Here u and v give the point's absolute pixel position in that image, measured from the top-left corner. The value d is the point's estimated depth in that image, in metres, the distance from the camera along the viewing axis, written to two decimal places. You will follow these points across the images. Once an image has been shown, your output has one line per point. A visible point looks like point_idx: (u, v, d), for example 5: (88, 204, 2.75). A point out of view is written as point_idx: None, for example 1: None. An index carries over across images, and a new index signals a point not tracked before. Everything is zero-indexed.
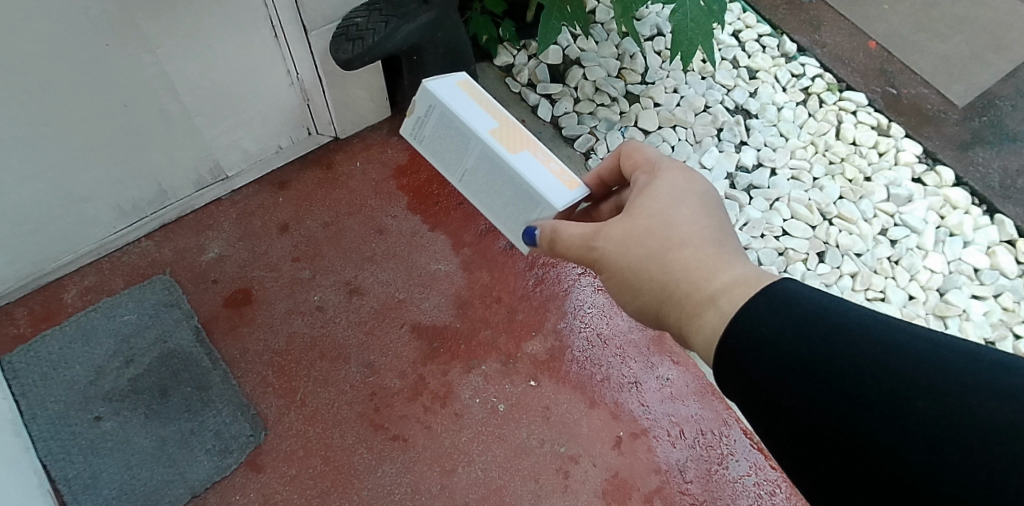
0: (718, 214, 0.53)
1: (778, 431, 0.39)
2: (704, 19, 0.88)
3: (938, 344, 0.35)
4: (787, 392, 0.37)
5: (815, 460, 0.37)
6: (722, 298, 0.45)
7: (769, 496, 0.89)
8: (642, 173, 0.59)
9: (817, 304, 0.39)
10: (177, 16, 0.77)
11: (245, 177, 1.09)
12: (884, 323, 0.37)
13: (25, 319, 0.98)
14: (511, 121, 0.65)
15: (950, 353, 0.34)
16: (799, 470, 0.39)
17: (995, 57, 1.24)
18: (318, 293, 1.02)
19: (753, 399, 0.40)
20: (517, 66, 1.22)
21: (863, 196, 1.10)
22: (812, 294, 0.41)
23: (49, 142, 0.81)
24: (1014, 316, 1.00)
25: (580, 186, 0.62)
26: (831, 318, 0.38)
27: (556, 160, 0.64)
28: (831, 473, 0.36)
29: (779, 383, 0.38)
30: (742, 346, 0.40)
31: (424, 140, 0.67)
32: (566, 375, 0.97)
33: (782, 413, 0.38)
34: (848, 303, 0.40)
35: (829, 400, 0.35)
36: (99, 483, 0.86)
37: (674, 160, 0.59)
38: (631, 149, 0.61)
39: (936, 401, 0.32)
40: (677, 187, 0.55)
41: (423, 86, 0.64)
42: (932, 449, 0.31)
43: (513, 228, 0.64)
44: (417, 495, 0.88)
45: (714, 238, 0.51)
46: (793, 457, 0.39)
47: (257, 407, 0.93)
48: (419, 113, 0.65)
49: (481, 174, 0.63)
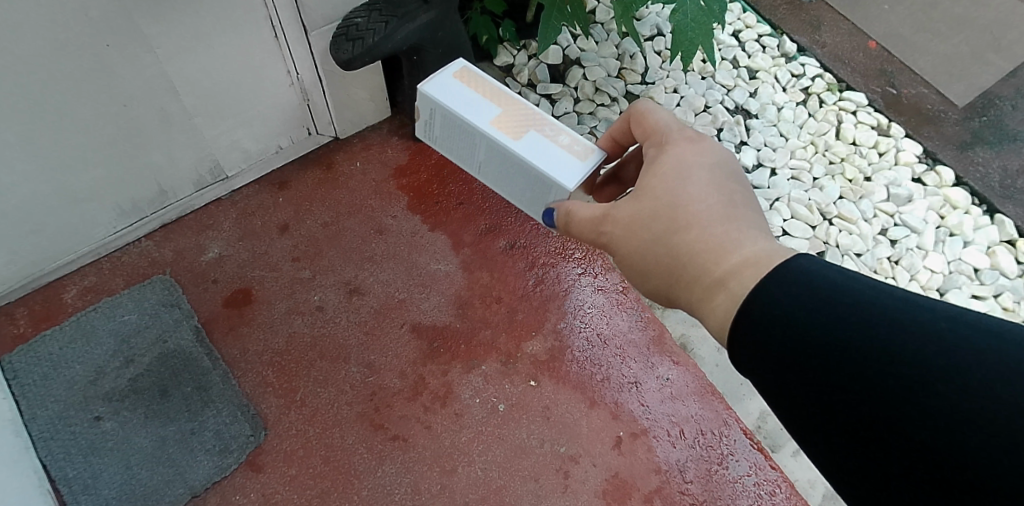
0: (730, 186, 0.53)
1: (794, 410, 0.40)
2: (704, 19, 0.88)
3: (958, 320, 0.35)
4: (801, 373, 0.38)
5: (836, 440, 0.37)
6: (731, 281, 0.45)
7: (769, 496, 0.89)
8: (651, 147, 0.59)
9: (830, 280, 0.39)
10: (177, 16, 0.77)
11: (244, 177, 1.10)
12: (901, 299, 0.37)
13: (26, 319, 0.98)
14: (516, 100, 0.65)
15: (969, 331, 0.34)
16: (819, 449, 0.39)
17: (995, 56, 1.24)
18: (318, 293, 1.02)
19: (768, 380, 0.41)
20: (517, 66, 1.22)
21: (863, 196, 1.10)
22: (826, 270, 0.41)
23: (50, 142, 0.81)
24: (1014, 316, 1.00)
25: (593, 155, 0.62)
26: (844, 295, 0.38)
27: (567, 132, 0.63)
28: (851, 451, 0.37)
29: (792, 362, 0.38)
30: (755, 326, 0.41)
31: (437, 139, 0.70)
32: (566, 375, 0.97)
33: (797, 391, 0.39)
34: (863, 279, 0.40)
35: (845, 381, 0.36)
36: (99, 483, 0.86)
37: (684, 132, 0.58)
38: (642, 114, 0.61)
39: (956, 382, 0.32)
40: (686, 162, 0.54)
41: (422, 91, 0.65)
42: (955, 432, 0.31)
43: (535, 208, 0.66)
44: (417, 495, 0.88)
45: (724, 213, 0.50)
46: (812, 437, 0.39)
47: (257, 407, 0.93)
48: (426, 115, 0.68)
49: (495, 163, 0.65)
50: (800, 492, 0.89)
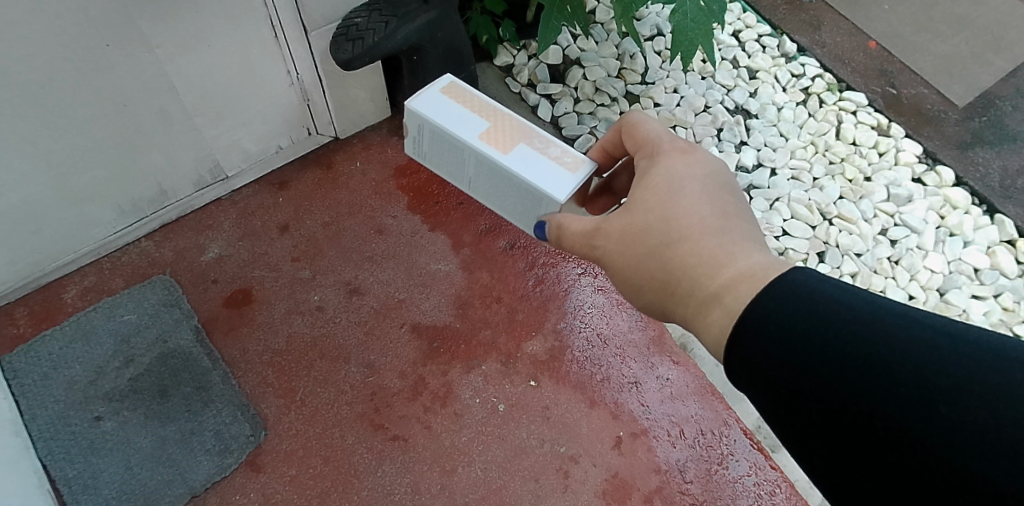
0: (724, 198, 0.53)
1: (788, 422, 0.40)
2: (704, 19, 0.88)
3: (958, 339, 0.35)
4: (801, 387, 0.38)
5: (831, 451, 0.37)
6: (726, 296, 0.45)
7: (769, 496, 0.89)
8: (644, 156, 0.59)
9: (827, 294, 0.40)
10: (176, 16, 0.77)
11: (245, 177, 1.10)
12: (902, 316, 0.37)
13: (25, 320, 0.98)
14: (504, 114, 0.65)
15: (971, 349, 0.34)
16: (813, 461, 0.39)
17: (994, 56, 1.24)
18: (318, 293, 1.02)
19: (762, 391, 0.40)
20: (517, 66, 1.22)
21: (863, 196, 1.10)
22: (824, 285, 0.40)
23: (51, 143, 0.82)
24: (1014, 316, 1.00)
25: (584, 166, 0.62)
26: (843, 311, 0.38)
27: (556, 143, 0.64)
28: (845, 465, 0.37)
29: (790, 377, 0.38)
30: (752, 337, 0.41)
31: (425, 155, 0.70)
32: (565, 375, 0.97)
33: (793, 404, 0.38)
34: (861, 293, 0.40)
35: (847, 396, 0.36)
36: (98, 484, 0.86)
37: (676, 141, 0.58)
38: (633, 124, 0.61)
39: (959, 404, 0.32)
40: (681, 173, 0.54)
41: (409, 108, 0.65)
42: (957, 453, 0.31)
43: (527, 222, 0.66)
44: (417, 495, 0.88)
45: (718, 224, 0.50)
46: (804, 448, 0.40)
47: (257, 407, 0.93)
48: (414, 132, 0.68)
49: (485, 177, 0.65)
50: (800, 492, 0.89)
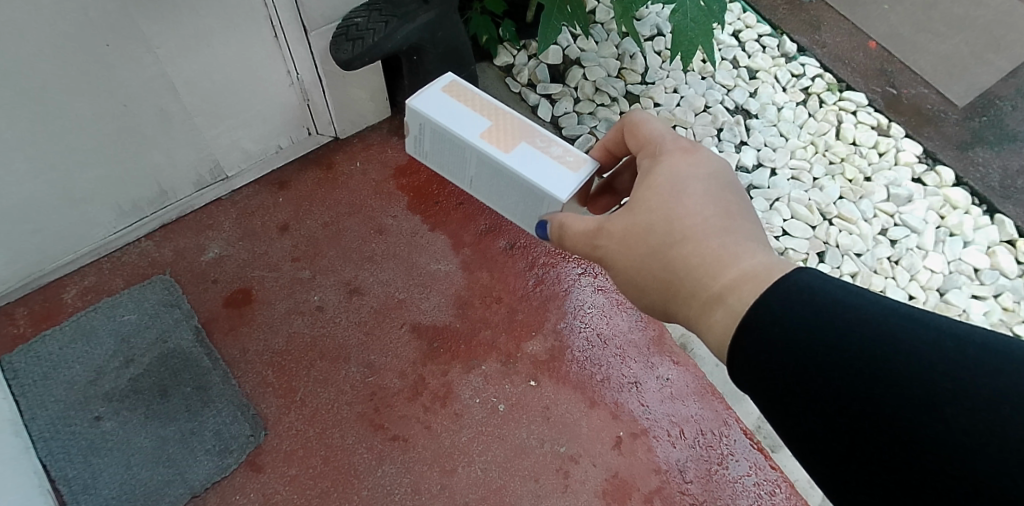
0: (727, 198, 0.53)
1: (789, 422, 0.40)
2: (704, 19, 0.88)
3: (963, 340, 0.35)
4: (804, 386, 0.38)
5: (833, 450, 0.37)
6: (729, 297, 0.45)
7: (769, 496, 0.89)
8: (646, 155, 0.59)
9: (831, 295, 0.39)
10: (176, 16, 0.77)
11: (245, 177, 1.10)
12: (907, 317, 0.37)
13: (25, 320, 0.98)
14: (505, 112, 0.65)
15: (977, 351, 0.34)
16: (814, 460, 0.39)
17: (994, 56, 1.24)
18: (318, 293, 1.02)
19: (765, 390, 0.40)
20: (517, 66, 1.22)
21: (863, 196, 1.10)
22: (828, 285, 0.40)
23: (51, 143, 0.81)
24: (1014, 316, 1.00)
25: (585, 165, 0.62)
26: (848, 312, 0.38)
27: (558, 142, 0.64)
28: (847, 465, 0.37)
29: (794, 376, 0.38)
30: (756, 339, 0.41)
31: (427, 155, 0.70)
32: (565, 375, 0.97)
33: (796, 403, 0.38)
34: (866, 294, 0.40)
35: (851, 396, 0.36)
36: (98, 483, 0.86)
37: (679, 141, 0.58)
38: (636, 123, 0.61)
39: (965, 405, 0.32)
40: (683, 173, 0.54)
41: (410, 107, 0.65)
42: (963, 454, 0.31)
43: (529, 221, 0.66)
44: (417, 495, 0.88)
45: (721, 224, 0.50)
46: (805, 447, 0.39)
47: (257, 407, 0.93)
48: (415, 131, 0.68)
49: (486, 176, 0.65)
50: (800, 492, 0.89)
